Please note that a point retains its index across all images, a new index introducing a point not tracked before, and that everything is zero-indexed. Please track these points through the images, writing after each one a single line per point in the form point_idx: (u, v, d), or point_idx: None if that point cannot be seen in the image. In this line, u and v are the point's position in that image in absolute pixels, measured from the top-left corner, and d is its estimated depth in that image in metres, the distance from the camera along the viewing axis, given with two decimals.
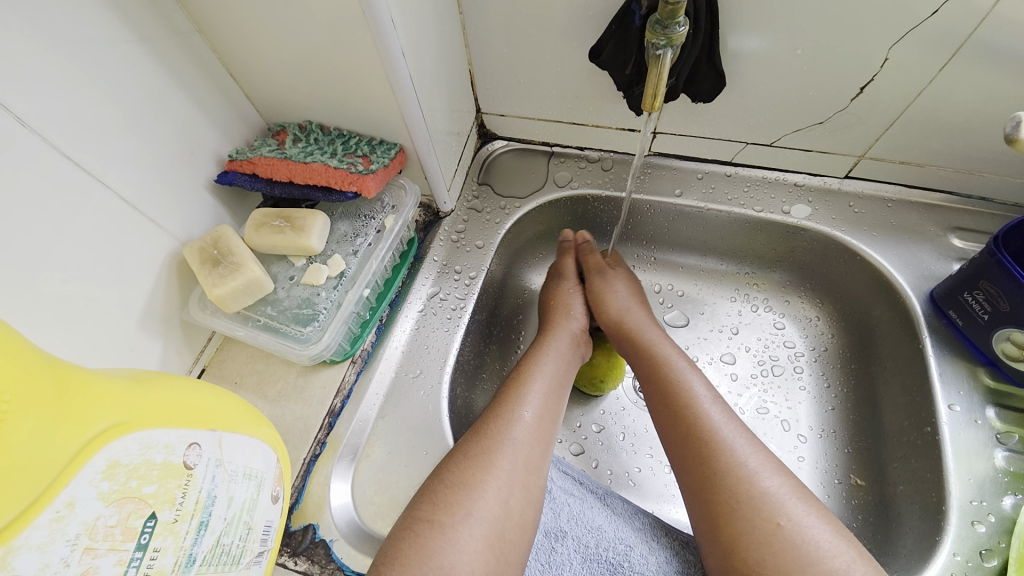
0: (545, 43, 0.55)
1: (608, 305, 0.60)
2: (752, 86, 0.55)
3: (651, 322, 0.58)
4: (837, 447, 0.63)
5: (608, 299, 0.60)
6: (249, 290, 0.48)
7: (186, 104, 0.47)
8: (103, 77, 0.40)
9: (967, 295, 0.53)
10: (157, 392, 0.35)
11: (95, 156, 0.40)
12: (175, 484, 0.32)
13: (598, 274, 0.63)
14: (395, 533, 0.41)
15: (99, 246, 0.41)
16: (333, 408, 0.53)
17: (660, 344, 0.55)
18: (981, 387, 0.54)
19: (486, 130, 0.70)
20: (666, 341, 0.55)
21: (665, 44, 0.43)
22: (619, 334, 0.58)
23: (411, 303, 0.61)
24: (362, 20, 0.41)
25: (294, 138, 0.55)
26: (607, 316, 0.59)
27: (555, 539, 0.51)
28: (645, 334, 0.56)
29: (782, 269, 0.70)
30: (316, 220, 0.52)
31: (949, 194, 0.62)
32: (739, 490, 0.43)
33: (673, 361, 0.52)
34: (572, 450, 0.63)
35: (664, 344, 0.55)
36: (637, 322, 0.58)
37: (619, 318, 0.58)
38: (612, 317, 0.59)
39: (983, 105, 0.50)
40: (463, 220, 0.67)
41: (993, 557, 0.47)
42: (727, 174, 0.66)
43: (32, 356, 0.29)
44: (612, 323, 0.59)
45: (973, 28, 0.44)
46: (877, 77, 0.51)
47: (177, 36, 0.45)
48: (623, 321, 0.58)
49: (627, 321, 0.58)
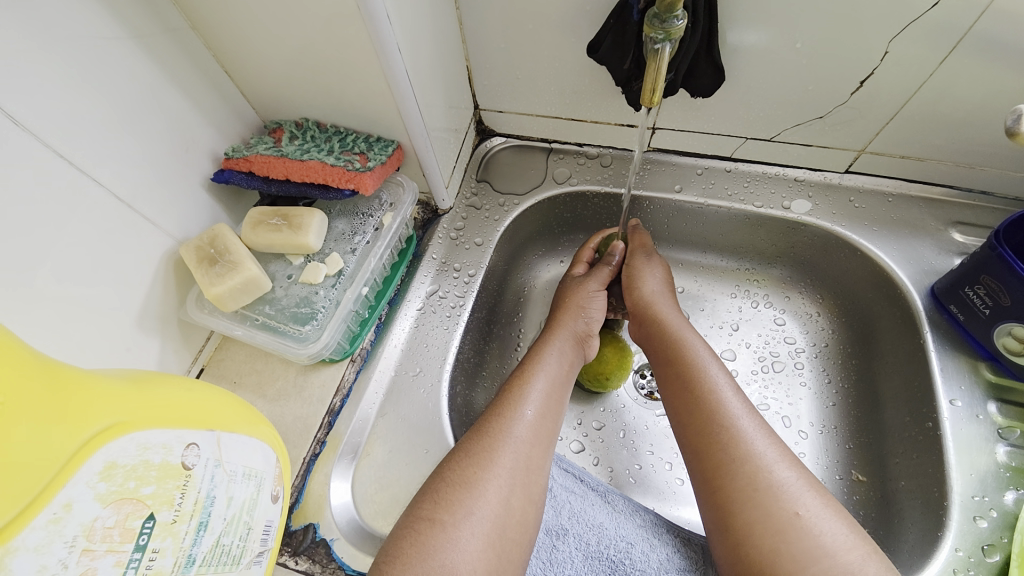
0: (542, 38, 0.55)
1: (642, 285, 0.59)
2: (751, 81, 0.54)
3: (677, 309, 0.58)
4: (839, 443, 0.63)
5: (645, 279, 0.60)
6: (246, 289, 0.48)
7: (181, 102, 0.47)
8: (96, 75, 0.39)
9: (968, 289, 0.53)
10: (155, 392, 0.35)
11: (90, 155, 0.40)
12: (173, 484, 0.32)
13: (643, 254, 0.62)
14: (397, 531, 0.41)
15: (95, 245, 0.41)
16: (332, 407, 0.53)
17: (682, 331, 0.55)
18: (982, 382, 0.54)
19: (485, 126, 0.70)
20: (689, 328, 0.55)
21: (663, 38, 0.42)
22: (641, 319, 0.58)
23: (410, 301, 0.60)
24: (358, 16, 0.40)
25: (290, 136, 0.54)
26: (636, 296, 0.59)
27: (556, 537, 0.50)
28: (668, 320, 0.56)
29: (782, 265, 0.70)
30: (313, 218, 0.51)
31: (950, 188, 0.61)
32: (757, 478, 0.42)
33: (697, 348, 0.52)
34: (572, 448, 0.63)
35: (687, 332, 0.54)
36: (662, 307, 0.57)
37: (645, 302, 0.58)
38: (641, 299, 0.59)
39: (983, 98, 0.50)
40: (462, 217, 0.66)
41: (995, 553, 0.47)
42: (727, 169, 0.66)
43: (27, 357, 0.28)
44: (640, 305, 0.58)
45: (974, 20, 0.44)
46: (877, 71, 0.50)
47: (171, 33, 0.44)
48: (648, 306, 0.58)
49: (656, 306, 0.58)
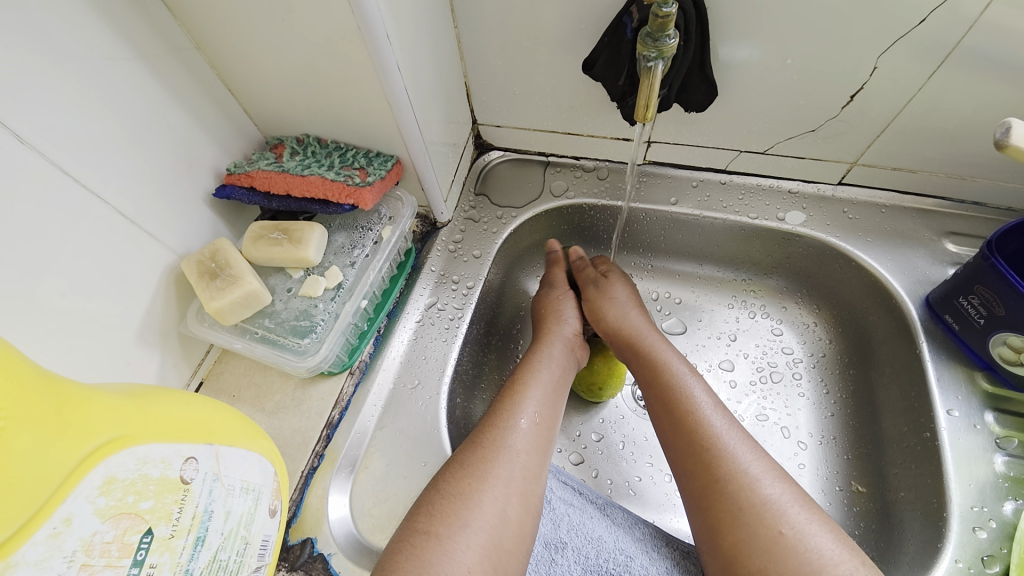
0: (539, 55, 0.56)
1: (606, 314, 0.59)
2: (744, 96, 0.55)
3: (653, 327, 0.58)
4: (837, 454, 0.63)
5: (607, 308, 0.59)
6: (246, 303, 0.48)
7: (185, 120, 0.48)
8: (102, 95, 0.40)
9: (962, 299, 0.53)
10: (155, 405, 0.35)
11: (95, 173, 0.41)
12: (172, 499, 0.32)
13: (594, 284, 0.62)
14: (393, 546, 0.41)
15: (97, 260, 0.41)
16: (330, 420, 0.53)
17: (661, 350, 0.55)
18: (979, 392, 0.54)
19: (482, 141, 0.71)
20: (667, 346, 0.55)
21: (656, 56, 0.43)
22: (617, 342, 0.58)
23: (409, 313, 0.61)
24: (358, 36, 0.41)
25: (291, 151, 0.55)
26: (604, 327, 0.59)
27: (555, 550, 0.50)
28: (645, 339, 0.56)
29: (777, 276, 0.71)
30: (313, 232, 0.52)
31: (942, 199, 0.62)
32: (741, 497, 0.43)
33: (675, 366, 0.52)
34: (571, 460, 0.63)
35: (665, 351, 0.55)
36: (635, 326, 0.58)
37: (617, 325, 0.58)
38: (610, 327, 0.58)
39: (973, 111, 0.51)
40: (460, 230, 0.67)
41: (995, 563, 0.46)
42: (721, 181, 0.66)
43: (30, 372, 0.29)
44: (611, 330, 0.58)
45: (962, 35, 0.45)
46: (867, 85, 0.51)
47: (177, 53, 0.45)
48: (617, 332, 0.58)
49: (626, 328, 0.58)
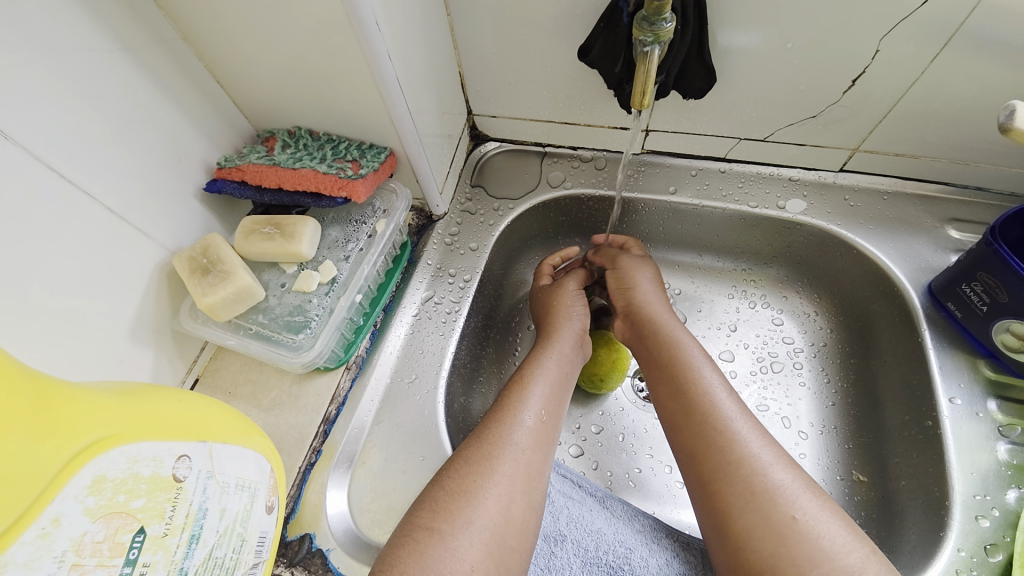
0: (534, 42, 0.55)
1: (636, 287, 0.59)
2: (743, 82, 0.54)
3: (671, 312, 0.58)
4: (838, 443, 0.62)
5: (639, 278, 0.60)
6: (239, 299, 0.48)
7: (173, 113, 0.47)
8: (88, 89, 0.39)
9: (965, 286, 0.53)
10: (145, 403, 0.34)
11: (82, 169, 0.40)
12: (164, 497, 0.32)
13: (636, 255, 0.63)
14: (394, 541, 0.40)
15: (86, 257, 0.41)
16: (327, 416, 0.53)
17: (676, 333, 0.54)
18: (981, 380, 0.54)
19: (478, 131, 0.70)
20: (683, 329, 0.55)
21: (652, 40, 0.42)
22: (633, 319, 0.57)
23: (405, 307, 0.60)
24: (347, 24, 0.40)
25: (283, 144, 0.54)
26: (630, 299, 0.59)
27: (555, 543, 0.50)
28: (661, 321, 0.56)
29: (778, 265, 0.70)
30: (306, 226, 0.51)
31: (945, 185, 0.61)
32: (753, 482, 0.42)
33: (689, 350, 0.52)
34: (571, 452, 0.63)
35: (679, 333, 0.54)
36: (655, 308, 0.57)
37: (641, 302, 0.58)
38: (634, 300, 0.59)
39: (977, 93, 0.50)
40: (457, 222, 0.66)
41: (998, 552, 0.46)
42: (720, 170, 0.66)
43: (14, 371, 0.28)
44: (633, 305, 0.58)
45: (965, 16, 0.44)
46: (868, 69, 0.50)
47: (163, 45, 0.44)
48: (640, 308, 0.58)
49: (649, 307, 0.57)
